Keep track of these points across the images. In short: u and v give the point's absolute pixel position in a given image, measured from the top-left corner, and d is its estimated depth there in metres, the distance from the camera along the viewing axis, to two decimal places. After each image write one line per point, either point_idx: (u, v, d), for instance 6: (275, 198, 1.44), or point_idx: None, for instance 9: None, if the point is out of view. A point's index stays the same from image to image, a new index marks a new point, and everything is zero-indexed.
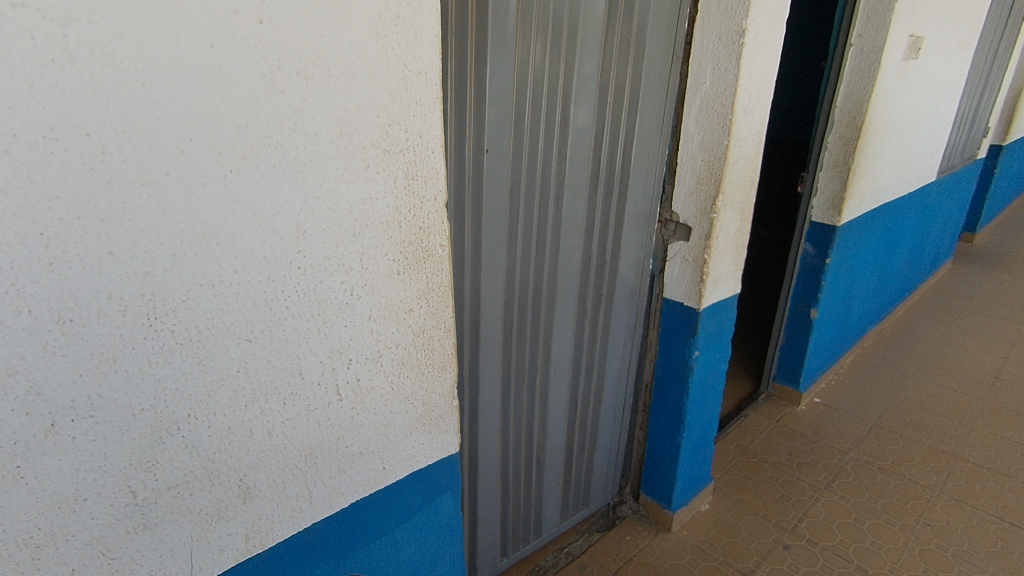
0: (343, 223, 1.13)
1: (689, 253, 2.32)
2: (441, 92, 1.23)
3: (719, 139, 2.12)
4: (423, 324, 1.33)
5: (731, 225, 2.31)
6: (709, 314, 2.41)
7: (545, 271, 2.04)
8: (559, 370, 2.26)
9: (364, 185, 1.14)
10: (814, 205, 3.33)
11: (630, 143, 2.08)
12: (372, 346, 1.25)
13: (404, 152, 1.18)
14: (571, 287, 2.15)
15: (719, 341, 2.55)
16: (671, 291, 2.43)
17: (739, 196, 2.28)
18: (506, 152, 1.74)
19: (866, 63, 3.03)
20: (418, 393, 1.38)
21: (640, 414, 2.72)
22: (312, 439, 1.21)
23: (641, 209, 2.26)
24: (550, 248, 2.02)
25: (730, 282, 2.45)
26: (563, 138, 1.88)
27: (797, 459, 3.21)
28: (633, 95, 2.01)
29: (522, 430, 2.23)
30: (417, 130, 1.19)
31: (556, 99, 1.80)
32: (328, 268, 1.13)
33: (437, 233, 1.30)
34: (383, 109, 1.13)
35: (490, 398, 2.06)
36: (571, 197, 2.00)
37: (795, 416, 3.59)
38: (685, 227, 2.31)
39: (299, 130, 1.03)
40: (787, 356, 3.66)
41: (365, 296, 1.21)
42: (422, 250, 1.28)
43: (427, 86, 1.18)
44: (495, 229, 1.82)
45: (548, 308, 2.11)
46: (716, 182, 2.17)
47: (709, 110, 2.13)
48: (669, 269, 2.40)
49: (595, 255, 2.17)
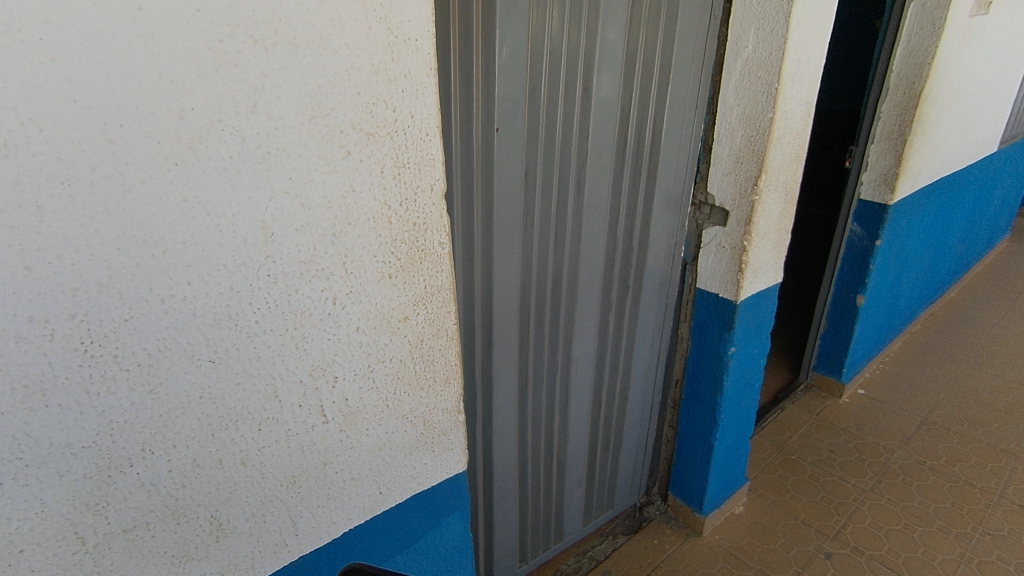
0: (321, 221, 0.96)
1: (726, 239, 2.07)
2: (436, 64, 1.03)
3: (763, 112, 1.86)
4: (421, 334, 1.16)
5: (775, 207, 2.04)
6: (748, 306, 2.17)
7: (564, 261, 1.86)
8: (580, 366, 2.09)
9: (344, 175, 0.96)
10: (864, 182, 3.03)
11: (659, 118, 1.85)
12: (361, 361, 1.09)
13: (391, 135, 0.99)
14: (594, 277, 1.96)
15: (758, 335, 2.30)
16: (704, 282, 2.19)
17: (785, 174, 2.00)
18: (518, 133, 1.55)
19: (928, 22, 2.69)
20: (417, 410, 1.22)
21: (669, 411, 2.53)
22: (294, 467, 1.07)
23: (673, 192, 2.03)
24: (570, 236, 1.83)
25: (773, 271, 2.19)
26: (583, 115, 1.67)
27: (839, 458, 3.00)
28: (663, 65, 1.78)
29: (540, 430, 2.08)
30: (407, 107, 1.00)
31: (576, 71, 1.59)
32: (304, 274, 0.97)
33: (436, 229, 1.11)
34: (365, 84, 0.94)
35: (505, 400, 1.91)
36: (593, 182, 1.79)
37: (836, 410, 3.37)
38: (722, 210, 2.06)
39: (259, 112, 0.85)
40: (829, 344, 3.43)
41: (351, 305, 1.04)
42: (418, 249, 1.10)
43: (419, 54, 0.98)
44: (509, 216, 1.64)
45: (568, 301, 1.94)
46: (759, 161, 1.91)
47: (751, 79, 1.87)
48: (703, 257, 2.16)
49: (620, 241, 1.97)
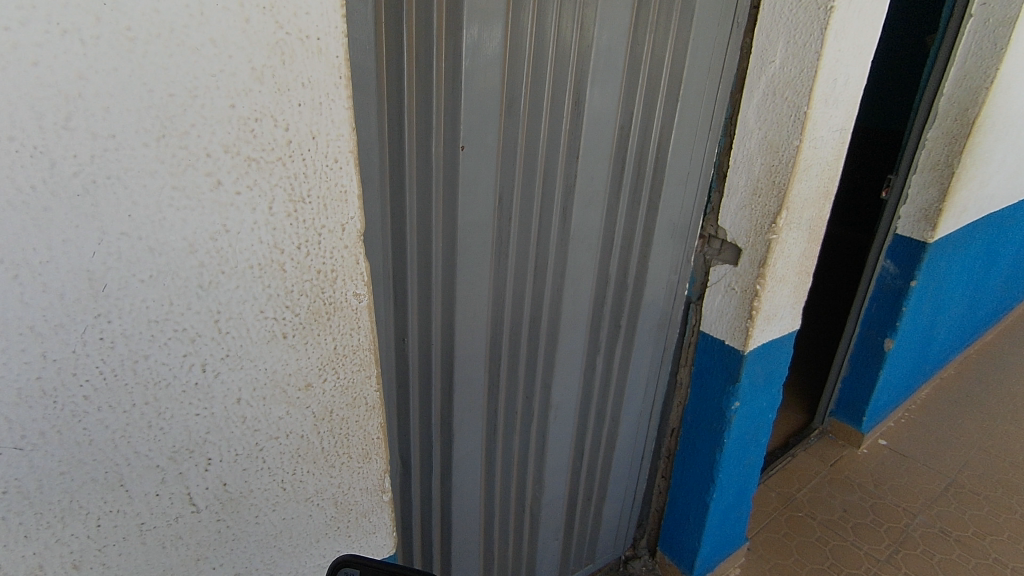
0: (180, 270, 0.73)
1: (736, 280, 1.79)
2: (349, 70, 0.79)
3: (789, 139, 1.57)
4: (329, 403, 0.94)
5: (796, 247, 1.75)
6: (758, 357, 1.88)
7: (544, 297, 1.62)
8: (560, 412, 1.86)
9: (213, 212, 0.73)
10: (901, 216, 2.72)
11: (666, 139, 1.60)
12: (245, 439, 0.87)
13: (283, 161, 0.76)
14: (579, 315, 1.72)
15: (768, 389, 2.02)
16: (709, 325, 1.92)
17: (810, 210, 1.71)
18: (492, 153, 1.31)
19: (990, 40, 2.37)
20: (327, 492, 1.00)
21: (662, 461, 2.27)
22: (152, 567, 0.85)
23: (677, 223, 1.77)
24: (552, 270, 1.59)
25: (788, 317, 1.90)
26: (572, 134, 1.42)
27: (852, 519, 2.72)
28: (672, 78, 1.52)
29: (510, 480, 1.86)
30: (307, 125, 0.76)
31: (565, 82, 1.35)
32: (157, 336, 0.74)
33: (348, 278, 0.88)
34: (243, 94, 0.70)
35: (470, 449, 1.68)
36: (581, 211, 1.55)
37: (853, 462, 3.08)
38: (734, 246, 1.79)
39: (78, 129, 0.61)
40: (849, 389, 3.13)
41: (228, 372, 0.82)
42: (324, 303, 0.87)
43: (323, 55, 0.75)
44: (477, 247, 1.40)
45: (547, 342, 1.70)
46: (780, 195, 1.61)
47: (776, 99, 1.59)
48: (709, 298, 1.89)
49: (613, 277, 1.73)
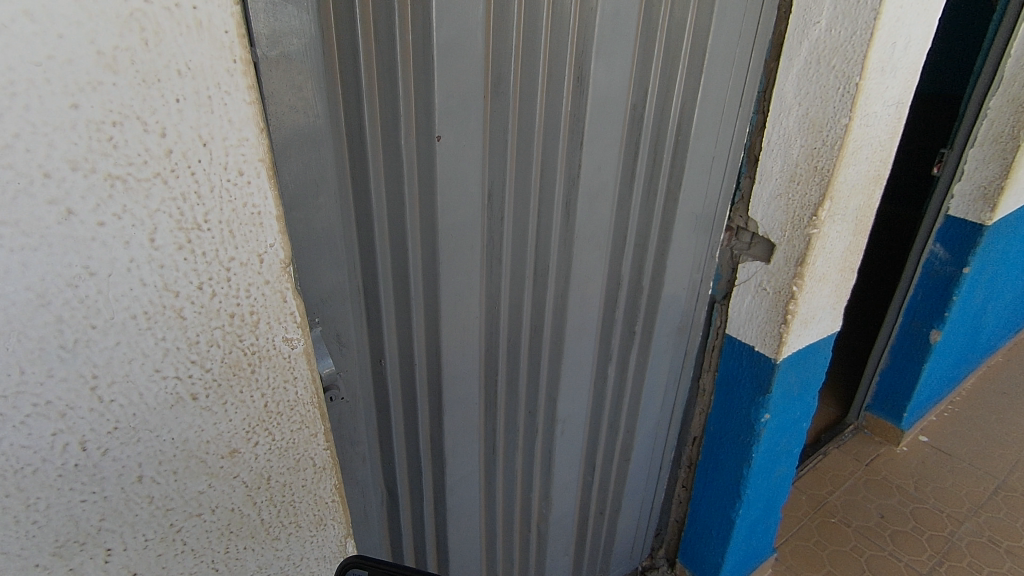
0: (28, 330, 0.54)
1: (769, 279, 1.56)
2: (248, 49, 0.58)
3: (835, 116, 1.31)
4: (264, 470, 0.75)
5: (839, 241, 1.51)
6: (792, 365, 1.66)
7: (546, 304, 1.42)
8: (567, 426, 1.67)
9: (66, 251, 0.54)
10: (954, 194, 2.45)
11: (687, 119, 1.36)
12: (155, 522, 0.69)
13: (163, 177, 0.56)
14: (587, 322, 1.52)
15: (802, 398, 1.79)
16: (736, 328, 1.70)
17: (857, 197, 1.46)
18: (477, 143, 1.10)
19: None
20: (272, 567, 0.83)
21: (683, 471, 2.08)
22: None
23: (701, 215, 1.54)
24: (555, 274, 1.38)
25: (827, 319, 1.67)
26: (575, 117, 1.20)
27: (891, 526, 2.50)
28: (695, 47, 1.28)
29: (514, 500, 1.68)
30: (192, 127, 0.56)
31: (563, 56, 1.12)
32: (8, 415, 0.56)
33: (274, 321, 0.69)
34: (89, 88, 0.50)
35: (466, 472, 1.51)
36: (587, 206, 1.33)
37: (891, 461, 2.85)
38: (767, 241, 1.55)
39: None
40: (888, 383, 2.90)
41: (118, 448, 0.64)
42: (244, 354, 0.68)
43: (203, 30, 0.54)
44: (464, 253, 1.20)
45: (551, 353, 1.51)
46: (823, 183, 1.36)
47: (821, 68, 1.33)
48: (737, 298, 1.67)
49: (626, 278, 1.51)
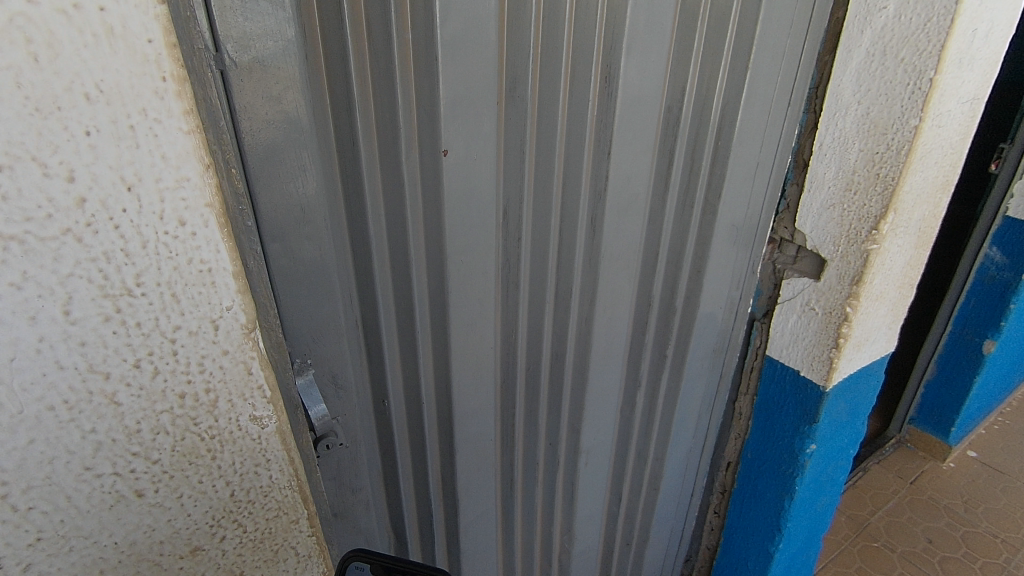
0: None
1: (818, 298, 1.39)
2: (185, 61, 0.44)
3: (903, 116, 1.15)
4: (234, 567, 0.63)
5: (899, 256, 1.34)
6: (842, 391, 1.49)
7: (569, 330, 1.27)
8: (592, 458, 1.52)
9: None
10: (1015, 193, 2.24)
11: (729, 122, 1.20)
12: None
13: (75, 233, 0.42)
14: (614, 346, 1.37)
15: (850, 425, 1.63)
16: (778, 350, 1.53)
17: (921, 208, 1.29)
18: (489, 158, 0.96)
19: None
20: None
21: (716, 498, 1.90)
22: None
23: (741, 227, 1.38)
24: (579, 296, 1.23)
25: (881, 340, 1.49)
26: (602, 123, 1.05)
27: (939, 551, 2.32)
28: (739, 39, 1.12)
29: (534, 537, 1.54)
30: (111, 167, 0.42)
31: (590, 55, 0.97)
32: None
33: (238, 398, 0.55)
34: None
35: (482, 512, 1.37)
36: (614, 222, 1.18)
37: (936, 479, 2.66)
38: (816, 255, 1.39)
39: None
40: (933, 396, 2.71)
41: (44, 565, 0.50)
42: (201, 439, 0.55)
43: (116, 39, 0.39)
44: (477, 280, 1.06)
45: (574, 381, 1.36)
46: (885, 194, 1.20)
47: (886, 61, 1.16)
48: (780, 317, 1.50)
49: (657, 297, 1.36)
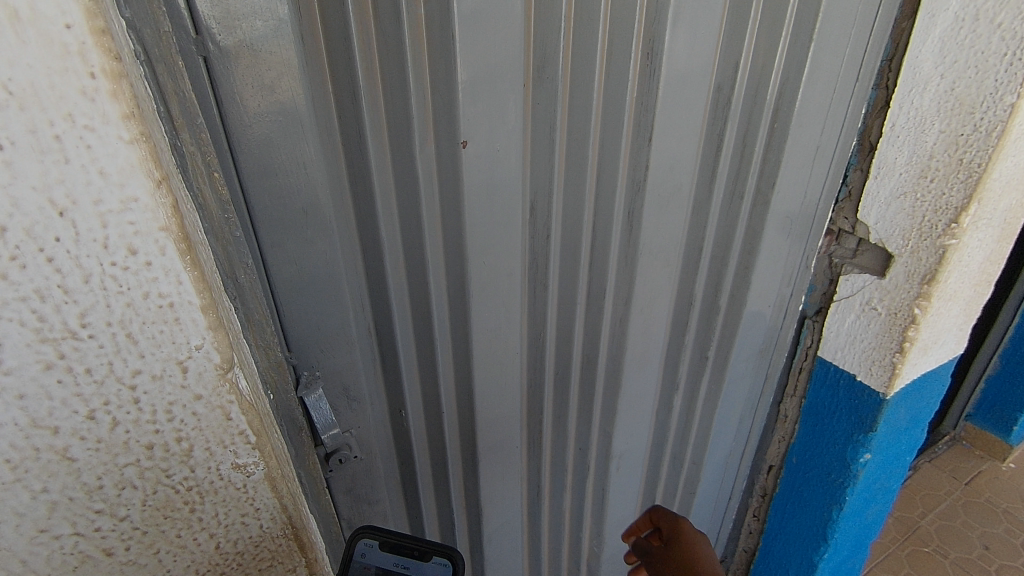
0: None
1: (882, 296, 1.26)
2: (123, 48, 0.35)
3: (995, 92, 1.00)
4: None
5: (979, 252, 1.18)
6: (903, 398, 1.35)
7: (603, 332, 1.16)
8: (625, 463, 1.43)
9: None
10: None
11: (787, 100, 1.07)
12: None
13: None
14: (651, 348, 1.26)
15: (909, 432, 1.49)
16: (832, 351, 1.40)
17: (1007, 197, 1.13)
18: (515, 148, 0.85)
19: None
20: None
21: (756, 500, 1.77)
22: None
23: (795, 217, 1.24)
24: (613, 297, 1.13)
25: (950, 343, 1.34)
26: (643, 105, 0.93)
27: (997, 559, 2.16)
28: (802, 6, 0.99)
29: (561, 543, 1.46)
30: (35, 188, 0.34)
31: (630, 29, 0.85)
32: None
33: (217, 445, 0.47)
34: None
35: (506, 520, 1.30)
36: (654, 216, 1.06)
37: (995, 482, 2.49)
38: (881, 249, 1.25)
39: None
40: (995, 391, 2.54)
41: None
42: (177, 492, 0.47)
43: (23, 24, 0.30)
44: (502, 282, 0.96)
45: (607, 386, 1.26)
46: (970, 182, 1.06)
47: (978, 27, 1.00)
48: (835, 315, 1.36)
49: (699, 294, 1.24)
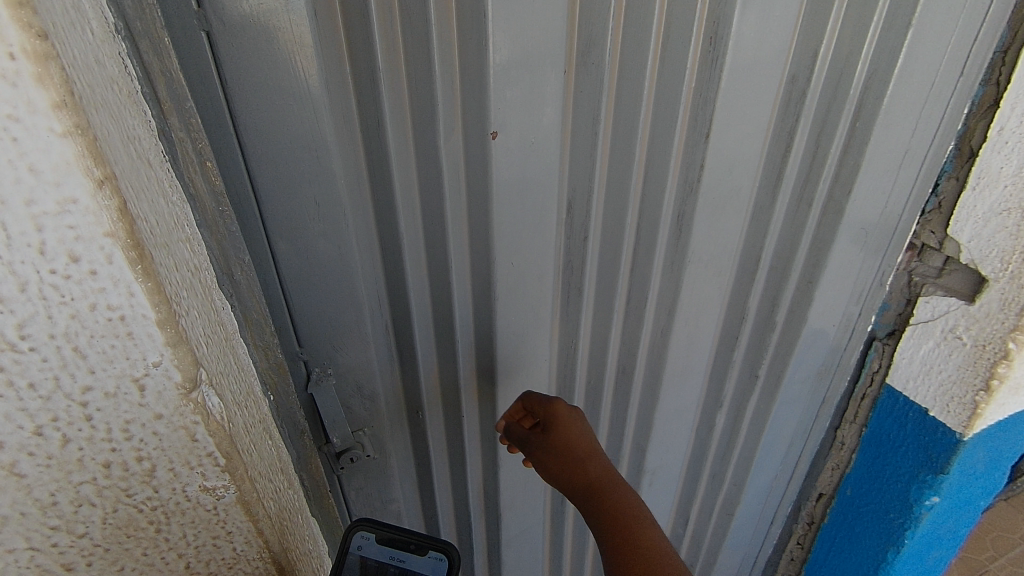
0: None
1: (972, 323, 1.14)
2: (59, 22, 0.30)
3: None
4: None
5: None
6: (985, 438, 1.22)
7: (641, 343, 1.08)
8: (657, 480, 1.33)
9: None
10: None
11: (874, 95, 0.93)
12: None
13: None
14: (695, 362, 1.17)
15: (985, 476, 1.33)
16: (905, 378, 1.27)
17: None
18: (553, 141, 0.77)
19: None
20: None
21: (801, 527, 1.63)
22: None
23: (872, 229, 1.10)
24: (655, 307, 1.04)
25: None
26: (702, 99, 0.83)
27: None
28: None
29: (584, 554, 1.40)
30: None
31: (692, 11, 0.75)
32: None
33: (184, 466, 0.43)
34: None
35: (526, 528, 1.24)
36: (707, 221, 0.96)
37: None
38: (972, 272, 1.14)
39: None
40: None
41: None
42: (142, 511, 0.44)
43: None
44: (531, 287, 0.89)
45: (643, 399, 1.17)
46: None
47: None
48: (911, 338, 1.24)
49: (752, 307, 1.13)
